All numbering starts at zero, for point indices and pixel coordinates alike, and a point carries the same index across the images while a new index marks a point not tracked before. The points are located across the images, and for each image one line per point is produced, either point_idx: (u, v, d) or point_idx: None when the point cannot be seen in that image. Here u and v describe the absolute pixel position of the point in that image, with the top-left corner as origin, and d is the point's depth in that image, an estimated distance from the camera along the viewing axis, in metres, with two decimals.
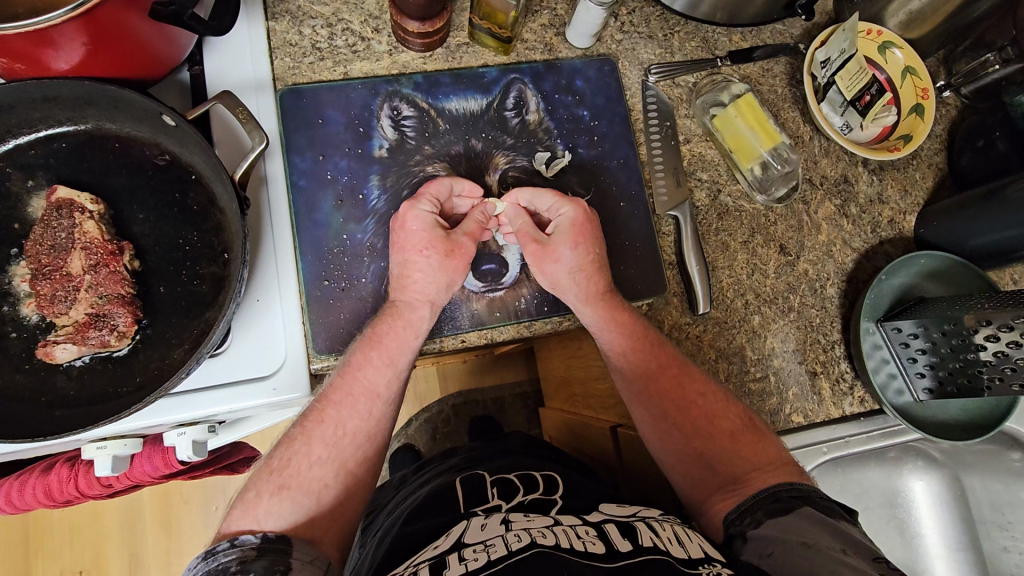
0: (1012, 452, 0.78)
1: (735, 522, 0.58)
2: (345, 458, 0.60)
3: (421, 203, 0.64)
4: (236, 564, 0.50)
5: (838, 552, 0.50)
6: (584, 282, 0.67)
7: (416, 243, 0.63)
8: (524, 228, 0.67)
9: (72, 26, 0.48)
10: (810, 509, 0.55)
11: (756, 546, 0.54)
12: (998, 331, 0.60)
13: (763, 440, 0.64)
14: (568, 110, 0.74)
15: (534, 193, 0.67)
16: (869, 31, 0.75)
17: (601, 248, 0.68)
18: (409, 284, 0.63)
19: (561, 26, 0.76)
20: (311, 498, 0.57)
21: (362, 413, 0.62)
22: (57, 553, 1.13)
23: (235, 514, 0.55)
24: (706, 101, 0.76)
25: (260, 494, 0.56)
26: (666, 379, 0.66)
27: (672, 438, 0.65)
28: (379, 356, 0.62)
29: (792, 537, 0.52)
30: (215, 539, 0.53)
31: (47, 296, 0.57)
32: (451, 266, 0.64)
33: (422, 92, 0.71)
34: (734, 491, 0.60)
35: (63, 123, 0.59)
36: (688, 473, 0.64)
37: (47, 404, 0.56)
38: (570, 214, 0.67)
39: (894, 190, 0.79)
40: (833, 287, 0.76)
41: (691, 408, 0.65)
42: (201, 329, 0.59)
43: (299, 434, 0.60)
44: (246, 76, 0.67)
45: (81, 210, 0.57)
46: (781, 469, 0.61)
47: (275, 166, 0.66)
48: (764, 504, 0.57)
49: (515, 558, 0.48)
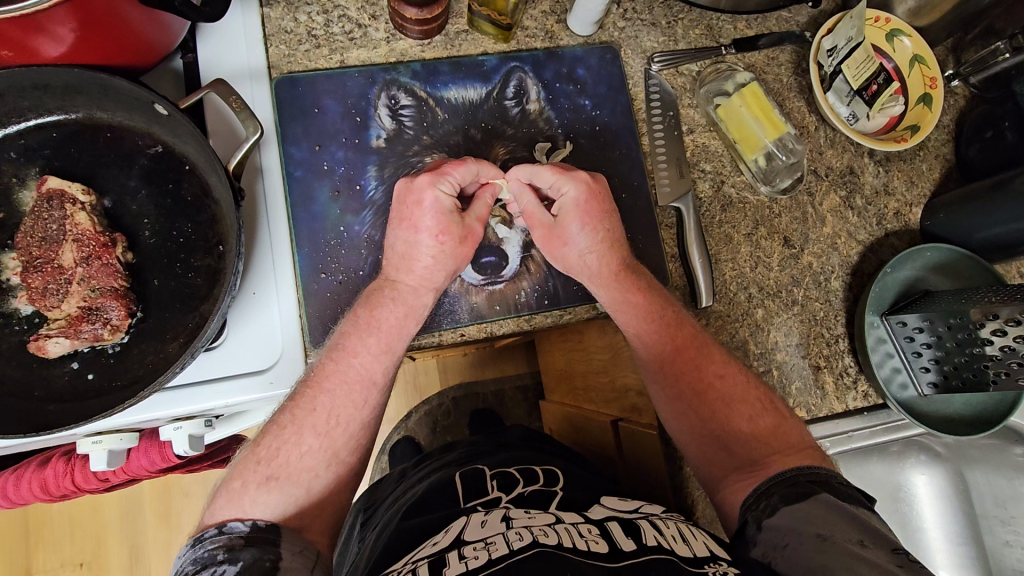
0: (1015, 447, 0.77)
1: (751, 506, 0.56)
2: (337, 448, 0.59)
3: (441, 183, 0.61)
4: (223, 551, 0.49)
5: (853, 544, 0.47)
6: (596, 262, 0.66)
7: (429, 226, 0.61)
8: (533, 211, 0.65)
9: (61, 11, 0.47)
10: (827, 496, 0.52)
11: (771, 535, 0.52)
12: (1005, 325, 0.59)
13: (784, 425, 0.62)
14: (570, 100, 0.73)
15: (534, 169, 0.64)
16: (876, 18, 0.73)
17: (612, 220, 0.67)
18: (412, 268, 0.62)
19: (562, 13, 0.74)
20: (300, 487, 0.56)
21: (357, 402, 0.61)
22: (57, 545, 1.12)
23: (218, 505, 0.54)
24: (710, 90, 0.75)
25: (246, 484, 0.55)
26: (684, 360, 0.66)
27: (687, 417, 0.64)
28: (376, 342, 0.61)
29: (807, 528, 0.50)
30: (200, 528, 0.53)
31: (39, 289, 0.56)
32: (462, 252, 0.63)
33: (420, 80, 0.70)
34: (752, 473, 0.58)
35: (54, 112, 0.58)
36: (703, 451, 0.63)
37: (40, 398, 0.55)
38: (574, 192, 0.64)
39: (900, 181, 0.78)
40: (838, 279, 0.75)
41: (708, 389, 0.65)
42: (196, 322, 0.58)
43: (288, 421, 0.59)
44: (240, 63, 0.66)
45: (72, 202, 0.56)
46: (802, 452, 0.59)
47: (270, 157, 0.65)
48: (778, 489, 0.55)
49: (515, 558, 0.48)
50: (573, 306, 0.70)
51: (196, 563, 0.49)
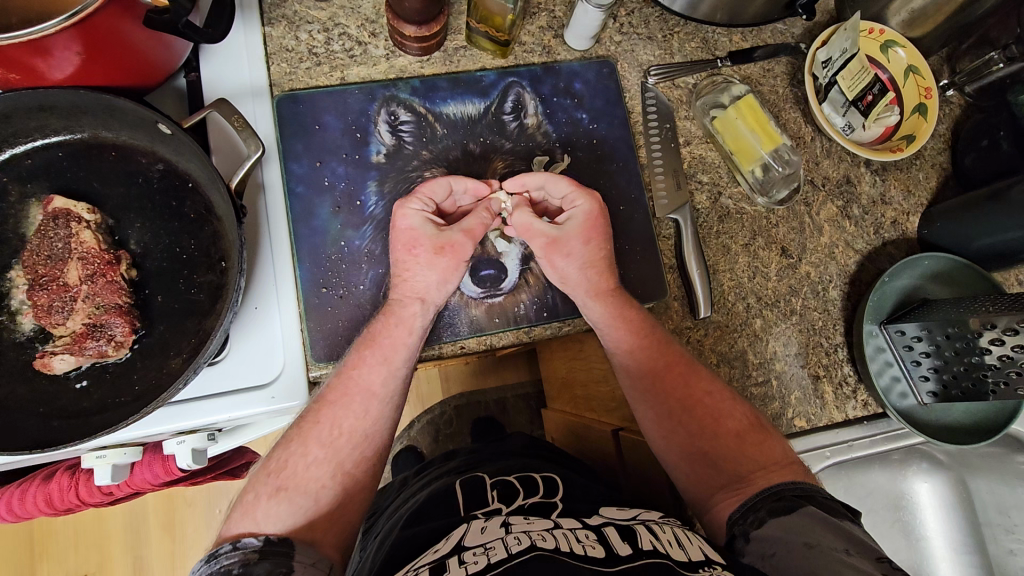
0: (1017, 455, 0.77)
1: (738, 521, 0.56)
2: (341, 458, 0.59)
3: (411, 202, 0.64)
4: (238, 566, 0.49)
5: (840, 552, 0.48)
6: (594, 278, 0.67)
7: (404, 242, 0.63)
8: (529, 224, 0.66)
9: (67, 36, 0.48)
10: (812, 508, 0.53)
11: (759, 546, 0.53)
12: (1002, 334, 0.60)
13: (768, 439, 0.63)
14: (567, 113, 0.74)
15: (548, 178, 0.66)
16: (870, 30, 0.74)
17: (609, 244, 0.68)
18: (401, 281, 0.63)
19: (559, 27, 0.75)
20: (308, 498, 0.57)
21: (358, 412, 0.61)
22: (64, 555, 1.13)
23: (234, 518, 0.55)
24: (706, 103, 0.76)
25: (258, 496, 0.56)
26: (672, 377, 0.65)
27: (676, 436, 0.64)
28: (373, 355, 0.62)
29: (795, 537, 0.51)
30: (216, 543, 0.53)
31: (44, 306, 0.57)
32: (441, 263, 0.63)
33: (419, 97, 0.71)
34: (738, 489, 0.59)
35: (60, 132, 0.59)
36: (691, 470, 0.62)
37: (44, 415, 0.56)
38: (585, 208, 0.66)
39: (897, 190, 0.78)
40: (835, 289, 0.75)
41: (696, 406, 0.65)
42: (199, 337, 0.59)
43: (296, 434, 0.60)
44: (242, 81, 0.66)
45: (77, 220, 0.57)
46: (788, 468, 0.60)
47: (273, 173, 0.66)
48: (766, 503, 0.56)
49: (513, 561, 0.48)
50: (572, 318, 0.70)
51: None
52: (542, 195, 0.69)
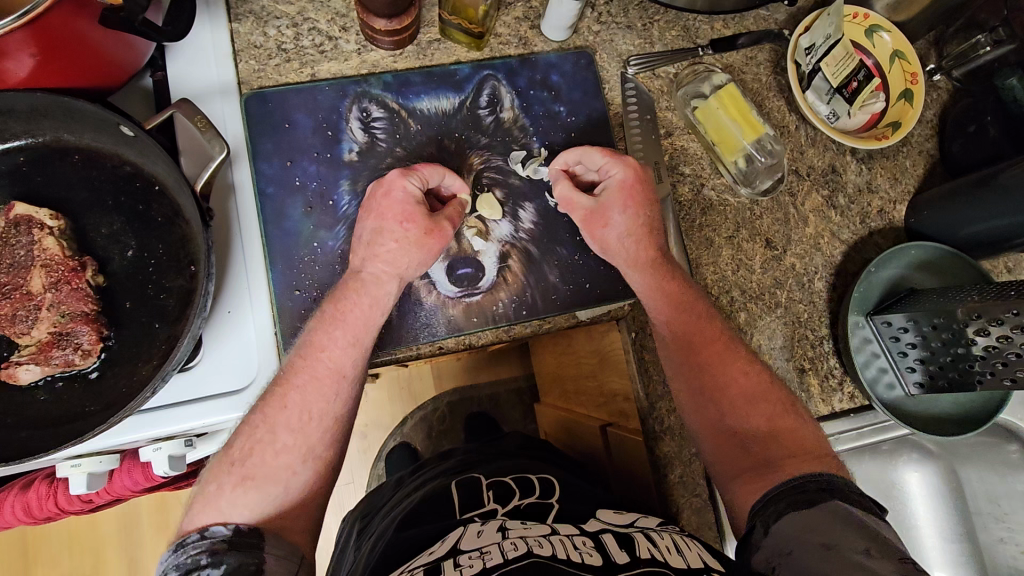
0: (1009, 445, 0.76)
1: (759, 512, 0.54)
2: (311, 444, 0.58)
3: (411, 176, 0.62)
4: (206, 556, 0.48)
5: (858, 555, 0.46)
6: (633, 247, 0.67)
7: (398, 214, 0.61)
8: (570, 198, 0.67)
9: (19, 36, 0.47)
10: (838, 504, 0.50)
11: (777, 541, 0.50)
12: (988, 325, 0.59)
13: (803, 428, 0.61)
14: (545, 106, 0.72)
15: (583, 151, 0.68)
16: (854, 14, 0.72)
17: (653, 210, 0.68)
18: (380, 254, 0.61)
19: (536, 18, 0.73)
20: (278, 485, 0.55)
21: (328, 395, 0.59)
22: (58, 560, 1.13)
23: (195, 509, 0.53)
24: (687, 93, 0.74)
25: (222, 487, 0.54)
26: (709, 354, 0.65)
27: (706, 410, 0.63)
28: (344, 334, 0.60)
29: (810, 537, 0.48)
30: (179, 534, 0.52)
31: (7, 315, 0.56)
32: (429, 245, 0.62)
33: (391, 92, 0.69)
34: (762, 475, 0.57)
35: (19, 136, 0.57)
36: (720, 446, 0.62)
37: (14, 425, 0.55)
38: (620, 175, 0.66)
39: (883, 178, 0.77)
40: (821, 280, 0.74)
41: (730, 386, 0.63)
42: (170, 344, 0.58)
43: (259, 422, 0.57)
44: (209, 81, 0.65)
45: (40, 227, 0.55)
46: (817, 458, 0.57)
47: (243, 174, 0.65)
48: (788, 495, 0.53)
49: (511, 565, 0.48)
50: (552, 315, 0.69)
51: (180, 569, 0.48)
52: (583, 169, 0.70)
